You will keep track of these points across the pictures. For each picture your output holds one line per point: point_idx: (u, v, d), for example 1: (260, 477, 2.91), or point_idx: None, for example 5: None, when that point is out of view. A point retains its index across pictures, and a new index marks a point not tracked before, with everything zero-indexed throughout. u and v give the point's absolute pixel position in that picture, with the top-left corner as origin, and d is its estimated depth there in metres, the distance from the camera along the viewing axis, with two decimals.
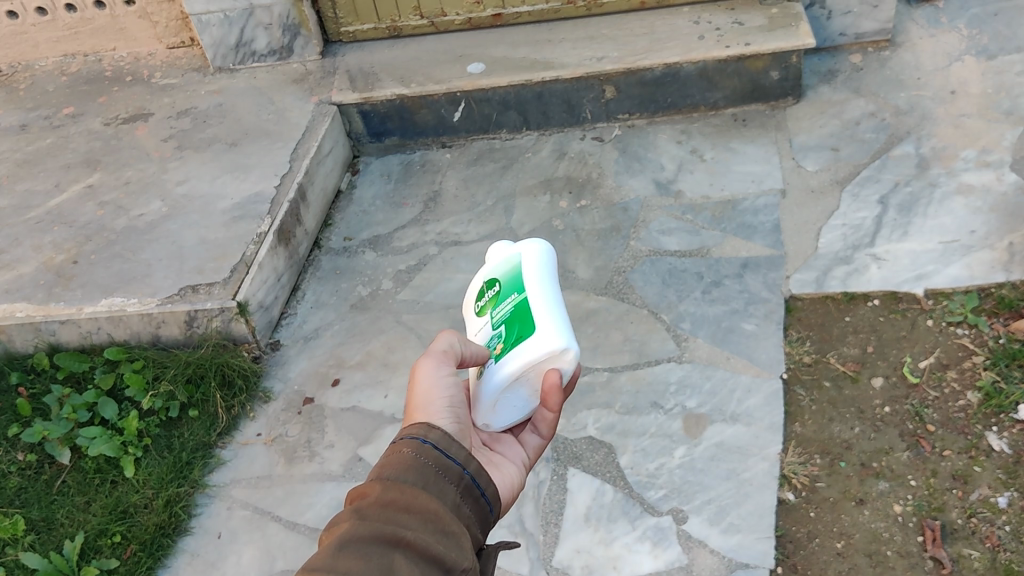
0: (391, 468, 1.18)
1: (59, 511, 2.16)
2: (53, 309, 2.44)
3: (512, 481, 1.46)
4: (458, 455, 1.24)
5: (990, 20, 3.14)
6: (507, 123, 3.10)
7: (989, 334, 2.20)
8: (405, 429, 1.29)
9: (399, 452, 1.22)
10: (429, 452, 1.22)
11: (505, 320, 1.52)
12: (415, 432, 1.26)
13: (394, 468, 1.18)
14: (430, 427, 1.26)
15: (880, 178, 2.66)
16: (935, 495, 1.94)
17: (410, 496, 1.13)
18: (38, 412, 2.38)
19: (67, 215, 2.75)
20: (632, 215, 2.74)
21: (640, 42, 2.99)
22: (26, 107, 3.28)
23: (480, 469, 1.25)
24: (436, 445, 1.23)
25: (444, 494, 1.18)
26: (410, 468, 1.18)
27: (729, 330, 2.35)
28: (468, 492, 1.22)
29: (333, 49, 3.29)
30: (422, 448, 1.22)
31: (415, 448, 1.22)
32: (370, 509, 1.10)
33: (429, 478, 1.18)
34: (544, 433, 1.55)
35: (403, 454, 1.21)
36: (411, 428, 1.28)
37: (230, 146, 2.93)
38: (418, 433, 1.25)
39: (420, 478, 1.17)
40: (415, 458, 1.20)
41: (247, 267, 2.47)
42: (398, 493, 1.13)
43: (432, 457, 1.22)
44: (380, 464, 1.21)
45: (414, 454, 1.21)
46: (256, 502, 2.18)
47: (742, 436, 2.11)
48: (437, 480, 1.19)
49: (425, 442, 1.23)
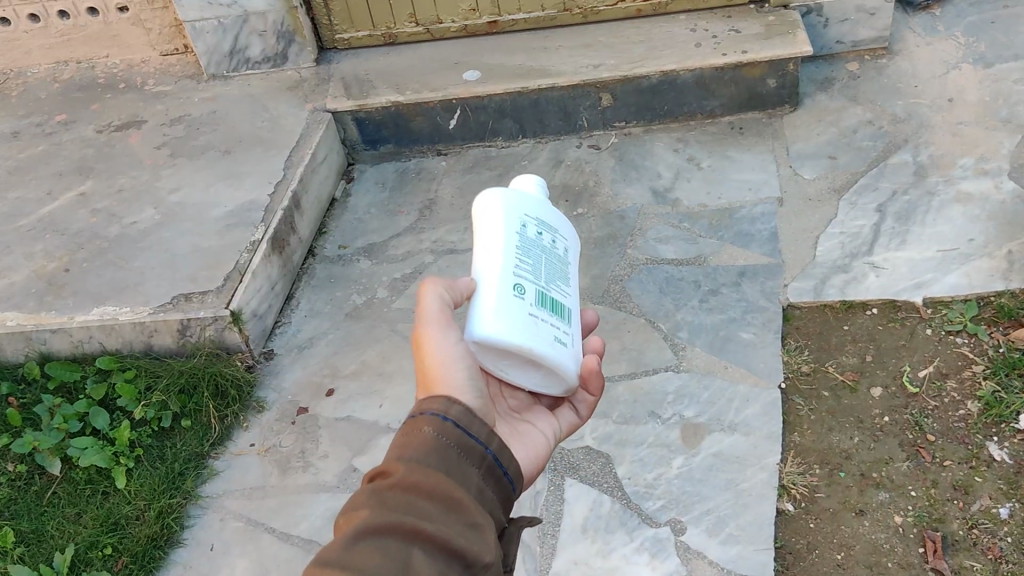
0: (413, 450, 1.12)
1: (49, 523, 2.13)
2: (44, 318, 2.42)
3: (537, 453, 1.42)
4: (480, 432, 1.19)
5: (987, 28, 3.13)
6: (502, 131, 3.08)
7: (989, 343, 2.19)
8: (423, 401, 1.22)
9: (419, 430, 1.16)
10: (451, 430, 1.16)
11: None
12: (435, 406, 1.19)
13: (416, 450, 1.13)
14: (451, 401, 1.20)
15: (878, 187, 2.65)
16: (936, 506, 1.93)
17: (433, 482, 1.08)
18: (28, 422, 2.35)
19: (58, 222, 2.73)
20: (629, 223, 2.72)
21: (636, 50, 2.98)
22: (18, 114, 3.26)
23: (502, 447, 1.21)
24: (458, 423, 1.18)
25: (468, 478, 1.14)
26: (432, 450, 1.13)
27: (726, 339, 2.33)
28: (490, 473, 1.18)
29: (328, 56, 3.27)
30: (444, 426, 1.16)
31: (437, 425, 1.16)
32: (391, 494, 1.06)
33: (451, 460, 1.13)
34: (582, 412, 1.57)
35: (424, 434, 1.15)
36: (429, 401, 1.21)
37: (223, 153, 2.91)
38: (439, 409, 1.19)
39: (442, 463, 1.12)
40: (437, 438, 1.15)
41: (240, 276, 2.45)
42: (420, 478, 1.09)
43: (454, 436, 1.16)
44: (401, 441, 1.15)
45: (435, 433, 1.15)
46: (249, 513, 2.15)
47: (741, 446, 2.09)
48: (460, 463, 1.15)
49: (447, 420, 1.17)
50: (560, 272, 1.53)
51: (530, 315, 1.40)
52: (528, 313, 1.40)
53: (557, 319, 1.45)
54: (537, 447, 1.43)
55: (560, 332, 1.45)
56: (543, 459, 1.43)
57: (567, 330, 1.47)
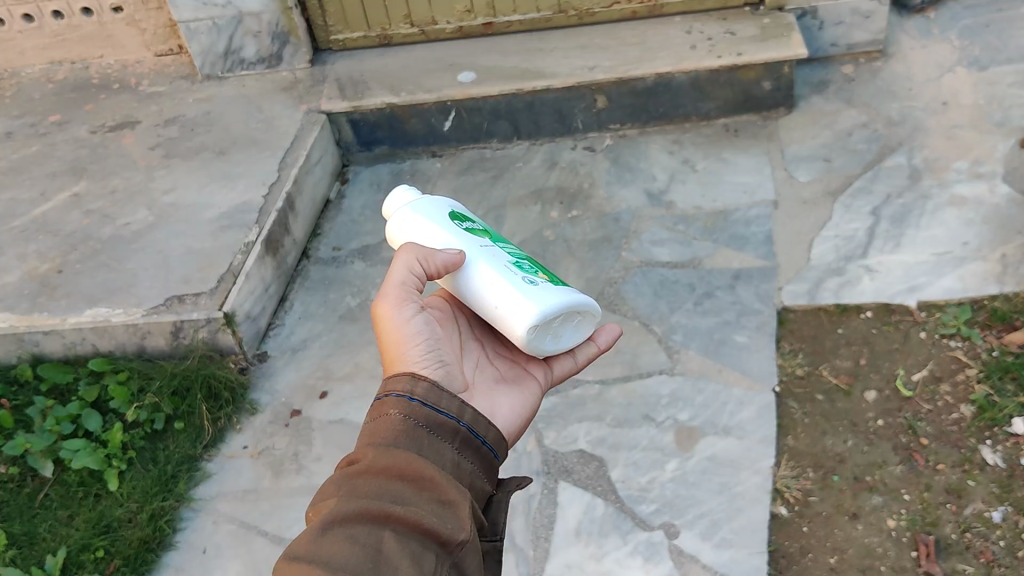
0: (383, 435, 1.17)
1: (41, 525, 2.13)
2: (36, 319, 2.41)
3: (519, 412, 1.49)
4: (451, 407, 1.24)
5: (982, 31, 3.13)
6: (497, 132, 3.08)
7: (983, 346, 2.19)
8: (389, 382, 1.27)
9: (386, 414, 1.21)
10: (417, 410, 1.21)
11: (528, 261, 1.59)
12: (401, 387, 1.24)
13: (385, 436, 1.17)
14: (416, 380, 1.25)
15: (873, 190, 2.65)
16: (929, 510, 1.93)
17: (402, 463, 1.13)
18: (20, 424, 2.34)
19: (51, 223, 2.72)
20: (623, 225, 2.72)
21: (631, 52, 2.98)
22: (12, 114, 3.25)
23: (475, 418, 1.25)
24: (425, 401, 1.22)
25: (441, 455, 1.19)
26: (400, 433, 1.18)
27: (721, 343, 2.33)
28: (466, 445, 1.23)
29: (322, 57, 3.26)
30: (412, 407, 1.21)
31: (403, 407, 1.21)
32: (359, 483, 1.11)
33: (421, 440, 1.18)
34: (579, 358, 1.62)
35: (392, 418, 1.20)
36: (395, 382, 1.26)
37: (217, 155, 2.90)
38: (405, 389, 1.24)
39: (412, 444, 1.17)
40: (404, 420, 1.19)
41: (234, 277, 2.44)
42: (389, 460, 1.13)
43: (422, 415, 1.21)
44: (369, 429, 1.20)
45: (402, 416, 1.20)
46: (242, 515, 2.15)
47: (735, 449, 2.09)
48: (433, 441, 1.19)
49: (412, 400, 1.22)
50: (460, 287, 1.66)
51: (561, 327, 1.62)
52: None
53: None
54: (520, 396, 1.51)
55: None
56: (526, 415, 1.51)
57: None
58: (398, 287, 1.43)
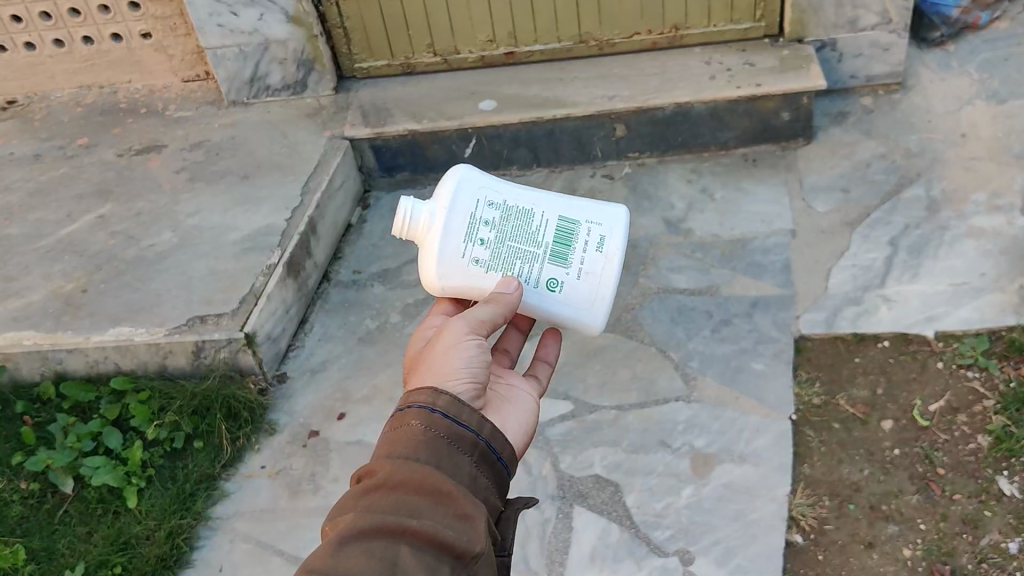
0: (401, 446, 1.19)
1: (61, 541, 2.15)
2: (60, 337, 2.44)
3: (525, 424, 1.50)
4: (470, 420, 1.26)
5: (1001, 65, 3.15)
6: (517, 160, 3.11)
7: (1000, 377, 2.20)
8: (411, 394, 1.29)
9: (408, 424, 1.23)
10: (438, 422, 1.23)
11: None
12: (422, 399, 1.26)
13: (405, 446, 1.19)
14: (437, 393, 1.27)
15: (891, 221, 2.66)
16: (945, 539, 1.93)
17: (421, 476, 1.15)
18: (42, 441, 2.37)
19: (78, 244, 2.77)
20: (641, 252, 2.74)
21: (651, 82, 3.01)
22: (41, 137, 3.31)
23: (493, 432, 1.27)
24: (446, 414, 1.24)
25: (460, 468, 1.20)
26: (421, 444, 1.19)
27: (738, 370, 2.33)
28: (484, 458, 1.25)
29: (346, 84, 3.31)
30: (432, 419, 1.23)
31: (424, 419, 1.23)
32: (378, 495, 1.13)
33: (440, 452, 1.20)
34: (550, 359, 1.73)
35: (413, 429, 1.22)
36: (417, 395, 1.28)
37: (242, 179, 2.94)
38: (426, 401, 1.26)
39: (432, 456, 1.19)
40: (425, 432, 1.21)
41: (256, 299, 2.47)
42: (408, 473, 1.15)
43: (442, 427, 1.23)
44: (390, 438, 1.22)
45: (423, 426, 1.22)
46: (259, 535, 2.16)
47: (751, 477, 2.09)
48: (451, 453, 1.21)
49: (434, 412, 1.24)
50: (520, 225, 1.62)
51: (582, 282, 1.63)
52: (581, 280, 1.63)
53: (581, 239, 1.64)
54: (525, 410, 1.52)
55: (589, 245, 1.64)
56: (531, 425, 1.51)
57: (586, 228, 1.64)
58: (472, 320, 1.46)
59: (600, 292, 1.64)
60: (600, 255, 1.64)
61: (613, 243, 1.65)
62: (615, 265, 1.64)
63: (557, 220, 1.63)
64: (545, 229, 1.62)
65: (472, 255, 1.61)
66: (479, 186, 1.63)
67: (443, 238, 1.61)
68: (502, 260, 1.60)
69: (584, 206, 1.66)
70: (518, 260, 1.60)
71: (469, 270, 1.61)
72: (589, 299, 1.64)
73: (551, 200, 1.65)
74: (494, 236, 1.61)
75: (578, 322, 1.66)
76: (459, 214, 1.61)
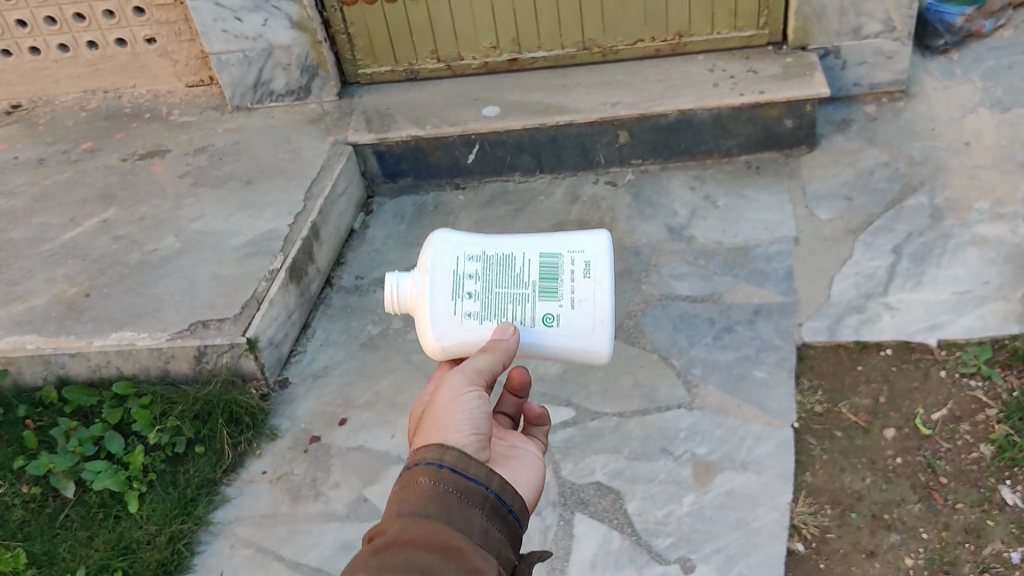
0: (411, 504, 1.16)
1: (62, 545, 2.15)
2: (63, 342, 2.45)
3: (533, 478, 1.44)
4: (479, 474, 1.23)
5: (1005, 73, 3.14)
6: (520, 166, 3.11)
7: (1003, 386, 2.19)
8: (418, 452, 1.26)
9: (416, 481, 1.20)
10: (447, 478, 1.20)
11: None
12: (429, 456, 1.23)
13: (414, 502, 1.16)
14: (444, 449, 1.24)
15: (894, 228, 2.66)
16: (947, 549, 1.92)
17: (431, 532, 1.12)
18: (44, 445, 2.37)
19: (81, 248, 2.77)
20: (644, 259, 2.74)
21: (654, 89, 3.01)
22: (45, 141, 3.32)
23: (503, 485, 1.24)
24: (453, 469, 1.21)
25: (471, 521, 1.17)
26: (430, 499, 1.16)
27: (740, 377, 2.33)
28: (495, 511, 1.21)
29: (350, 90, 3.31)
30: (440, 475, 1.20)
31: (432, 475, 1.20)
32: (388, 551, 1.09)
33: (450, 506, 1.17)
34: None
35: (422, 485, 1.18)
36: (424, 451, 1.25)
37: (245, 184, 2.95)
38: (433, 457, 1.23)
39: (442, 510, 1.16)
40: (434, 487, 1.18)
41: (258, 304, 2.47)
42: (417, 530, 1.12)
43: (451, 483, 1.20)
44: (399, 496, 1.19)
45: (432, 482, 1.19)
46: (260, 540, 2.16)
47: (752, 485, 2.08)
48: (462, 507, 1.18)
49: (442, 467, 1.21)
50: (503, 270, 1.57)
51: (577, 313, 1.56)
52: (576, 310, 1.56)
53: (565, 270, 1.57)
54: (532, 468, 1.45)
55: (575, 274, 1.57)
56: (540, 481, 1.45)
57: (569, 258, 1.58)
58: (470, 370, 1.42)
59: (597, 319, 1.57)
60: (589, 281, 1.57)
61: (599, 267, 1.58)
62: (606, 289, 1.57)
63: (537, 257, 1.58)
64: (528, 268, 1.57)
65: (465, 310, 1.56)
66: (456, 244, 1.60)
67: (429, 296, 1.58)
68: (493, 310, 1.56)
69: (562, 238, 1.61)
70: (508, 306, 1.55)
71: (464, 323, 1.56)
72: (589, 326, 1.57)
73: (530, 240, 1.60)
74: (479, 287, 1.57)
75: (586, 354, 1.59)
76: (439, 271, 1.58)
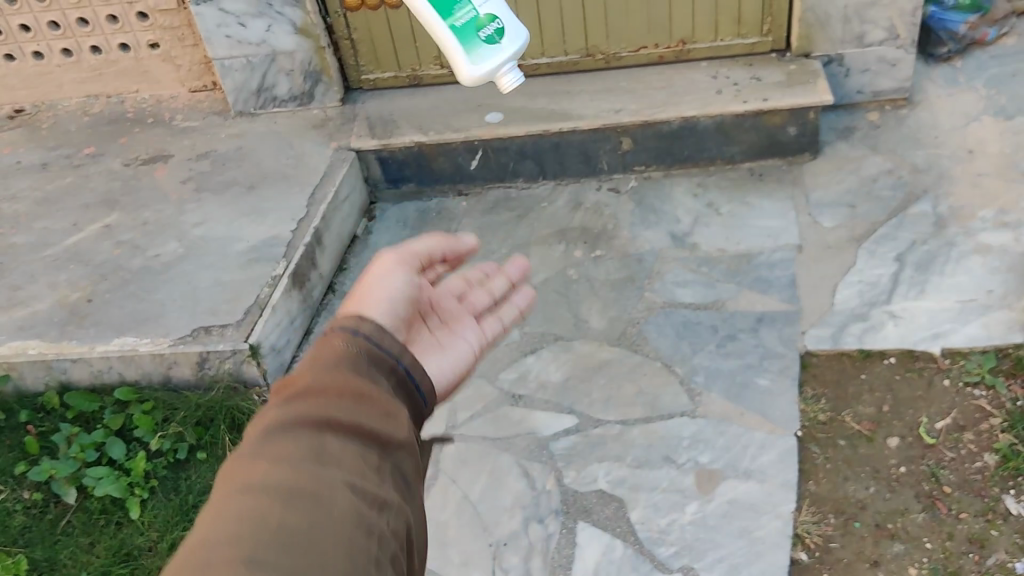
0: (322, 357, 1.26)
1: (63, 552, 2.14)
2: (64, 347, 2.44)
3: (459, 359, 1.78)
4: (393, 348, 1.33)
5: (1008, 81, 3.14)
6: (523, 172, 3.11)
7: (1007, 396, 2.19)
8: (335, 324, 1.36)
9: (332, 344, 1.29)
10: (362, 342, 1.30)
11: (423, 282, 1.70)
12: (348, 326, 1.34)
13: (327, 358, 1.25)
14: (361, 320, 1.36)
15: (898, 236, 2.65)
16: (951, 559, 1.92)
17: (341, 382, 1.20)
18: (46, 451, 2.36)
19: (83, 253, 2.77)
20: (647, 266, 2.73)
21: (657, 95, 3.01)
22: (48, 146, 3.32)
23: (413, 363, 1.34)
24: (369, 336, 1.32)
25: (379, 384, 1.26)
26: (341, 356, 1.26)
27: (743, 386, 2.32)
28: (402, 383, 1.31)
29: (353, 96, 3.31)
30: (355, 339, 1.30)
31: (346, 339, 1.30)
32: (301, 399, 1.17)
33: (359, 368, 1.24)
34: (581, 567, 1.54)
35: (337, 344, 1.29)
36: (343, 323, 1.36)
37: (248, 190, 2.94)
38: (351, 328, 1.34)
39: (354, 368, 1.24)
40: (348, 348, 1.28)
41: (261, 310, 2.47)
42: (329, 378, 1.20)
43: (365, 346, 1.29)
44: (314, 354, 1.28)
45: (347, 344, 1.29)
46: None
47: (756, 494, 2.08)
48: (372, 371, 1.26)
49: (357, 334, 1.31)
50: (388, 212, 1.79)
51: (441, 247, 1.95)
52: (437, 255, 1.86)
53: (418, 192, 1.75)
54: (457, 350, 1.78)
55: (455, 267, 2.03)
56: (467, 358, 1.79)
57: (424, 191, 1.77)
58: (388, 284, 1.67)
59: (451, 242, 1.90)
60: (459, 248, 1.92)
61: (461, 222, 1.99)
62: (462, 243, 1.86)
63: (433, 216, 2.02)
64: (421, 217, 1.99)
65: None
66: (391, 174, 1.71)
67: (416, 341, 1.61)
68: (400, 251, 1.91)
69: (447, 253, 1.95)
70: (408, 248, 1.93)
71: None
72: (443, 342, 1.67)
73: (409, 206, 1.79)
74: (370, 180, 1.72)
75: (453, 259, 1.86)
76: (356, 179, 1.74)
